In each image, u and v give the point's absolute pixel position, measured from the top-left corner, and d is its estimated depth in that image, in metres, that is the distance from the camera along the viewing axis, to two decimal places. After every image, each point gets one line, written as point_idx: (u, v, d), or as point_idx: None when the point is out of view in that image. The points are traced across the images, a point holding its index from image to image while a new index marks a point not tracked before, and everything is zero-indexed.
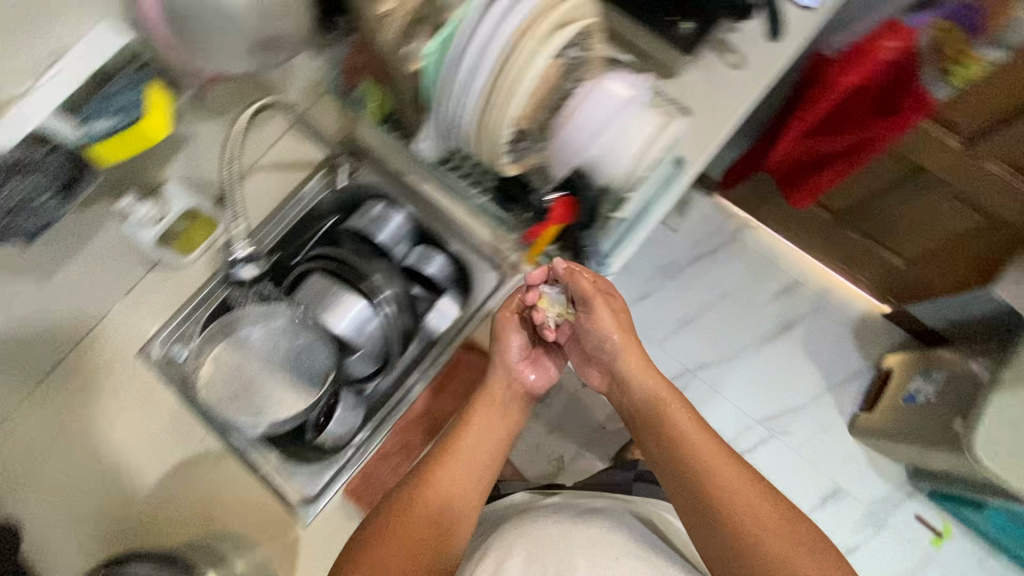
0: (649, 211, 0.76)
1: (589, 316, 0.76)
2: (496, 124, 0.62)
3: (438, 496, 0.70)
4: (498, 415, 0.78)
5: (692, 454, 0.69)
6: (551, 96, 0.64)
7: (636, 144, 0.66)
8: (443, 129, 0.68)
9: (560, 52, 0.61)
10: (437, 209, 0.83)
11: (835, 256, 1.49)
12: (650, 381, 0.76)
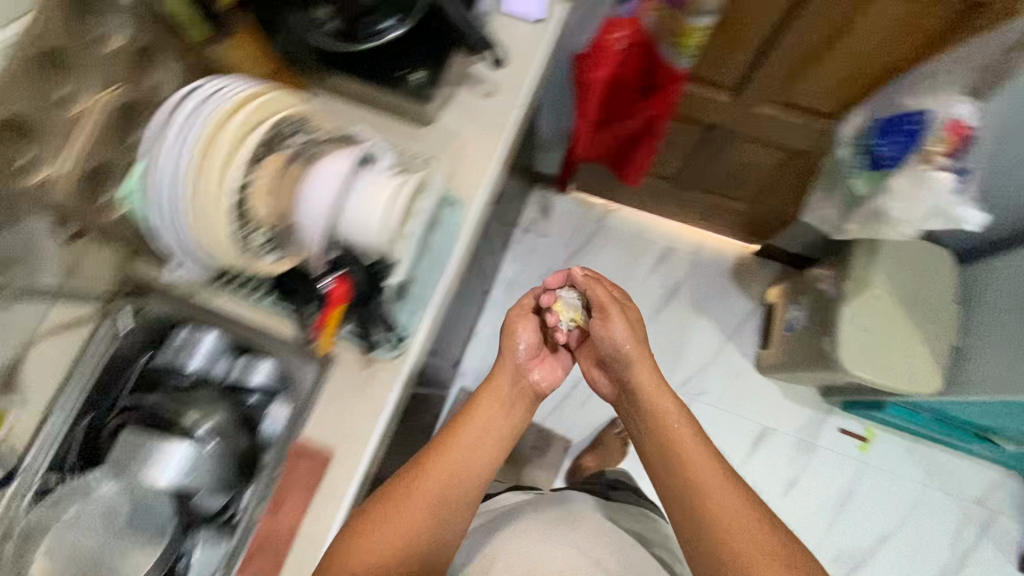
0: (427, 265, 0.78)
1: (608, 326, 0.89)
2: (215, 238, 0.63)
3: (426, 489, 0.78)
4: (499, 405, 0.88)
5: (687, 453, 0.81)
6: (276, 188, 0.64)
7: (375, 210, 0.65)
8: (181, 250, 0.67)
9: (257, 156, 0.64)
10: (236, 320, 0.79)
11: (692, 214, 1.56)
12: (655, 382, 0.88)
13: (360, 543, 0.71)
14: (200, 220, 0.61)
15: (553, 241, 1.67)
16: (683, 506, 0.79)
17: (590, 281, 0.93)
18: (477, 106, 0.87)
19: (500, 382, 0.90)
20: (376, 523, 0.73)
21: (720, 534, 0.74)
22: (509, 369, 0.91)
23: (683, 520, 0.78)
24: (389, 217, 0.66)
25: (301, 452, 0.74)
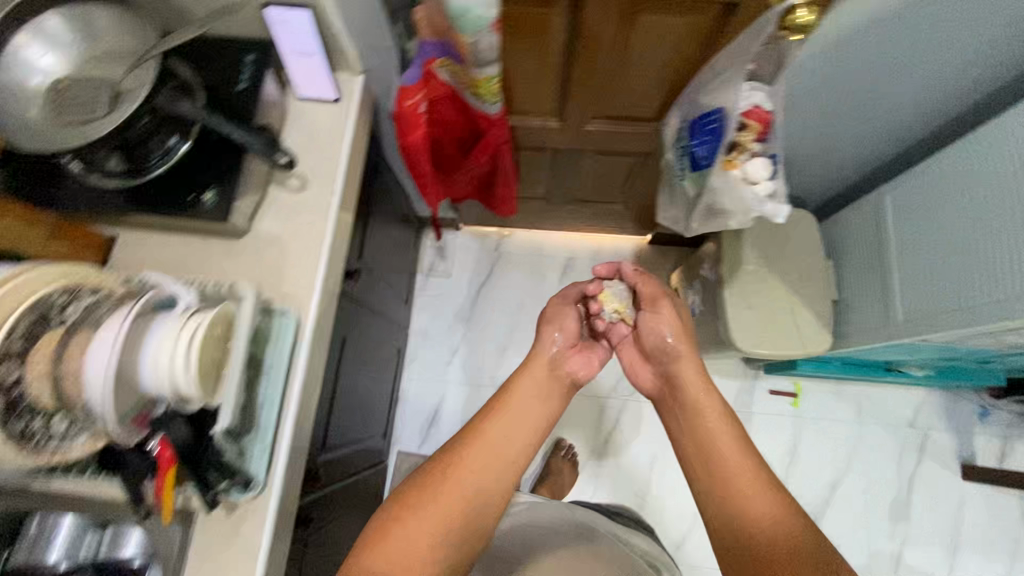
0: (265, 387, 0.74)
1: (656, 315, 0.98)
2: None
3: (461, 480, 0.81)
4: (540, 390, 0.93)
5: (703, 419, 0.88)
6: (55, 370, 0.59)
7: (165, 369, 0.61)
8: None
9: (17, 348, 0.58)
10: (75, 499, 0.72)
11: (580, 222, 1.57)
12: (690, 360, 0.93)
13: (412, 522, 0.75)
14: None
15: (458, 280, 1.65)
16: (707, 483, 0.83)
17: (640, 274, 1.02)
18: (293, 205, 0.83)
19: (536, 369, 0.94)
20: (412, 513, 0.77)
21: (738, 502, 0.78)
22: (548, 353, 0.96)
23: (711, 494, 0.81)
24: (186, 372, 0.62)
25: None
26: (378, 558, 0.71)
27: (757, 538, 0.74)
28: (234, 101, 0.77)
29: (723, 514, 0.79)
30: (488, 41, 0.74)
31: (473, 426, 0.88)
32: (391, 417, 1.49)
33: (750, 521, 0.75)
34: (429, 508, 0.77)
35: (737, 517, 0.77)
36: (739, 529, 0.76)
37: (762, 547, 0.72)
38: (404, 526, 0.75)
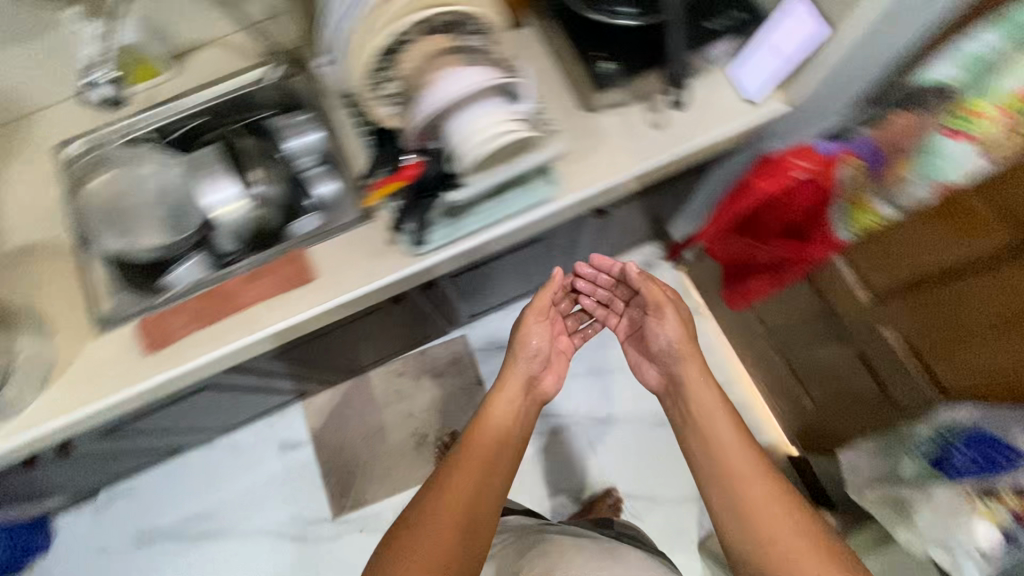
0: (492, 208, 0.81)
1: (657, 322, 0.97)
2: (359, 61, 0.71)
3: (491, 472, 0.84)
4: (514, 405, 0.94)
5: (765, 514, 0.77)
6: (428, 51, 0.71)
7: (468, 135, 0.72)
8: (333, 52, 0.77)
9: (420, 28, 0.71)
10: (336, 135, 0.89)
11: (763, 374, 1.42)
12: (694, 358, 0.94)
13: (449, 494, 0.80)
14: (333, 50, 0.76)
15: None
16: (720, 479, 0.82)
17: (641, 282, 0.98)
18: (640, 130, 0.85)
19: (511, 387, 0.96)
20: (438, 505, 0.79)
21: (732, 469, 0.82)
22: (528, 370, 0.98)
23: (735, 526, 0.78)
24: (478, 154, 0.72)
25: (295, 256, 0.82)
26: (424, 531, 0.76)
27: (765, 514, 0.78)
28: (698, 29, 0.82)
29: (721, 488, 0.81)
30: (922, 189, 0.76)
31: (436, 475, 0.84)
32: (486, 311, 1.57)
33: (754, 491, 0.79)
34: (451, 494, 0.80)
35: (749, 495, 0.79)
36: (743, 504, 0.79)
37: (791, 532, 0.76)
38: (445, 502, 0.79)
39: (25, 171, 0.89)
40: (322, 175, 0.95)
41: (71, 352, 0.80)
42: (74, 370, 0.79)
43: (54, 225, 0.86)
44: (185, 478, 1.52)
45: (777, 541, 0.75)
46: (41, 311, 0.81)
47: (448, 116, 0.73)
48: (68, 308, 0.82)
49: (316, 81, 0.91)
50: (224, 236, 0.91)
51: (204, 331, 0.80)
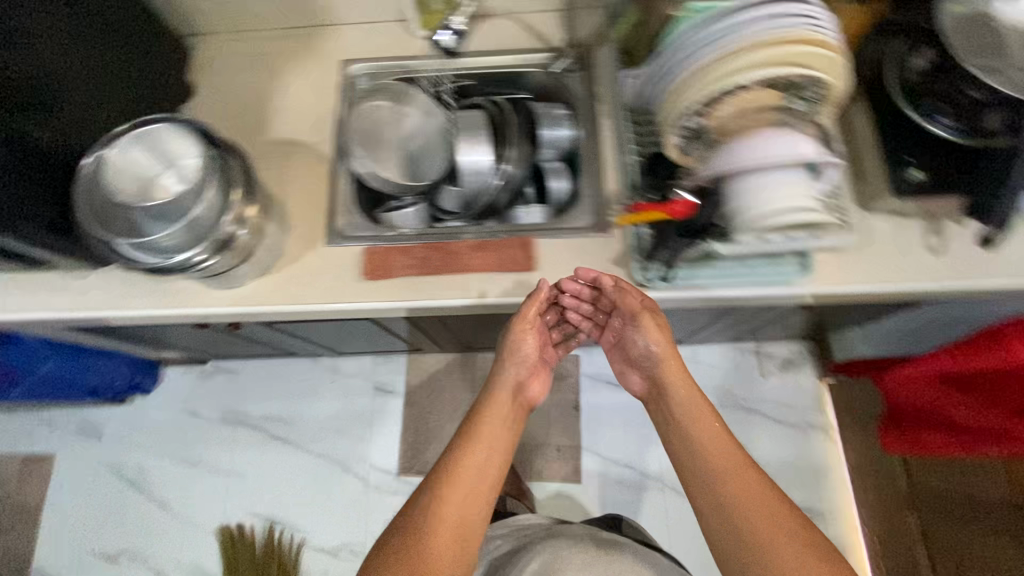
0: (739, 268, 0.77)
1: (671, 369, 0.86)
2: (688, 95, 0.69)
3: (483, 499, 0.79)
4: (503, 418, 0.87)
5: (744, 508, 0.73)
6: (760, 108, 0.69)
7: (769, 202, 0.67)
8: (656, 72, 0.74)
9: (768, 82, 0.66)
10: (597, 142, 0.89)
11: (881, 524, 1.31)
12: (680, 383, 0.85)
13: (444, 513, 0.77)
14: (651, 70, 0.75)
15: (759, 384, 1.52)
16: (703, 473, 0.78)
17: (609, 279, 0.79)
18: (914, 248, 0.79)
19: (498, 403, 0.88)
20: (433, 526, 0.75)
21: (711, 458, 0.78)
22: (518, 375, 0.91)
23: (726, 530, 0.74)
24: (768, 222, 0.68)
25: (524, 244, 0.84)
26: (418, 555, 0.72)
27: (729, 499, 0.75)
28: None
29: (711, 490, 0.77)
30: None
31: (424, 487, 0.80)
32: None
33: (737, 484, 0.75)
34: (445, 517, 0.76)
35: (722, 488, 0.76)
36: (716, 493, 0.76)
37: (744, 513, 0.73)
38: (441, 524, 0.76)
39: (312, 77, 0.95)
40: (556, 171, 0.97)
41: (302, 252, 0.85)
42: (299, 269, 0.84)
43: (321, 133, 0.91)
44: (285, 381, 1.59)
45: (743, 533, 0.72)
46: (289, 206, 0.87)
47: (750, 170, 0.68)
48: (311, 212, 0.87)
49: (598, 86, 0.92)
50: (448, 198, 0.97)
51: (420, 280, 0.83)
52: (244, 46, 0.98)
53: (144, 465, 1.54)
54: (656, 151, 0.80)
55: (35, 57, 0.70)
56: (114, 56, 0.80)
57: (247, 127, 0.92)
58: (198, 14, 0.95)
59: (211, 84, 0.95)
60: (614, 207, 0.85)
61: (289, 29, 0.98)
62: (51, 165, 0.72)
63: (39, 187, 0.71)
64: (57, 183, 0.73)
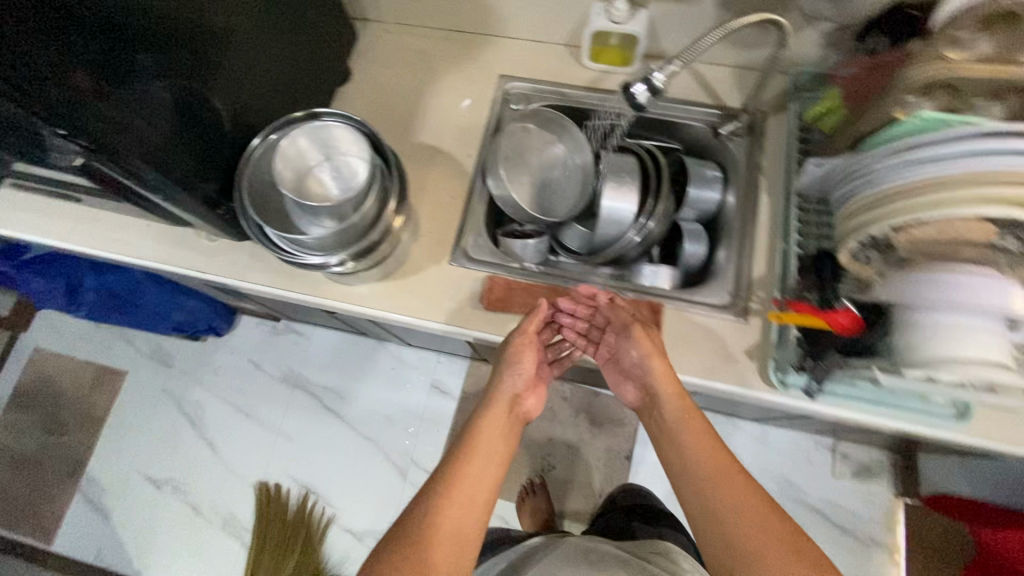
0: (891, 402, 0.70)
1: (662, 380, 0.75)
2: (886, 215, 0.60)
3: (472, 503, 0.70)
4: (501, 429, 0.79)
5: (754, 523, 0.65)
6: None
7: (949, 353, 0.58)
8: (856, 172, 0.66)
9: (989, 225, 0.55)
10: (748, 218, 0.84)
11: None
12: (671, 393, 0.75)
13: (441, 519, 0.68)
14: (845, 166, 0.68)
15: (829, 485, 1.41)
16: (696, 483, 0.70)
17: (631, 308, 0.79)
18: None
19: (495, 414, 0.79)
20: (425, 533, 0.66)
21: (712, 474, 0.70)
22: (518, 388, 0.81)
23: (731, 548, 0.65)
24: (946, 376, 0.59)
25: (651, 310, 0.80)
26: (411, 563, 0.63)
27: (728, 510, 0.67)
28: None
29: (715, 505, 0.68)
30: None
31: (417, 499, 0.71)
32: None
33: (723, 488, 0.68)
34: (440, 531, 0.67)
35: (718, 498, 0.68)
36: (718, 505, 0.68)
37: (736, 519, 0.66)
38: (435, 527, 0.67)
39: (468, 88, 0.93)
40: (693, 232, 0.90)
41: (427, 264, 0.84)
42: (418, 280, 0.83)
43: (466, 147, 0.90)
44: (349, 356, 1.61)
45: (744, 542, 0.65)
46: (422, 215, 0.87)
47: (925, 306, 0.60)
48: (443, 226, 0.86)
49: (763, 157, 0.86)
50: (571, 236, 0.93)
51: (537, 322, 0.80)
52: (406, 40, 0.97)
53: (203, 403, 1.58)
54: (822, 250, 0.74)
55: (241, 37, 0.73)
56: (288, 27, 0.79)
57: (395, 124, 0.91)
58: (371, 2, 0.95)
59: (368, 73, 0.95)
60: (757, 293, 0.79)
61: (453, 32, 0.96)
62: (224, 138, 0.73)
63: (210, 159, 0.72)
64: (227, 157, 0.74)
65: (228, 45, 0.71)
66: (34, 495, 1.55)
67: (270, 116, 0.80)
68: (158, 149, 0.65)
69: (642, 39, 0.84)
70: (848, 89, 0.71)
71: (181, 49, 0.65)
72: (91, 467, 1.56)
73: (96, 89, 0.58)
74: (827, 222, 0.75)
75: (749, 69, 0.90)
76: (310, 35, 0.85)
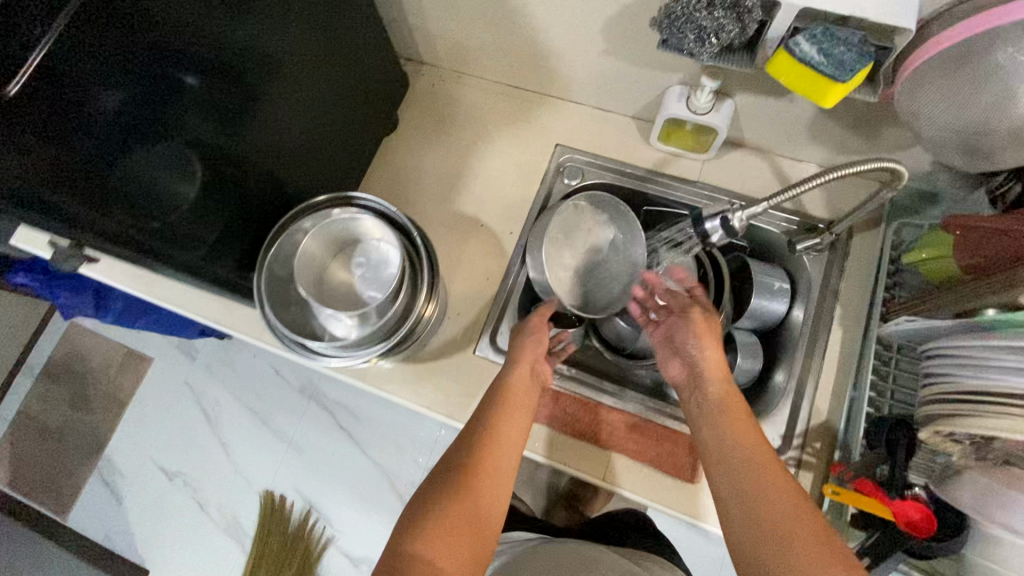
0: None
1: (711, 355, 0.64)
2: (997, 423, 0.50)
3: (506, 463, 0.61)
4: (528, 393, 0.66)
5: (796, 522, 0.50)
6: None
7: None
8: (962, 351, 0.56)
9: None
10: (815, 348, 0.74)
11: None
12: (717, 367, 0.63)
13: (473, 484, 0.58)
14: (950, 339, 0.57)
15: None
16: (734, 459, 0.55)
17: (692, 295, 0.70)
18: None
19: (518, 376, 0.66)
20: (455, 489, 0.57)
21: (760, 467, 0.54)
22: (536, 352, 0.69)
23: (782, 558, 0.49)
24: None
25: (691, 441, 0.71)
26: (440, 523, 0.55)
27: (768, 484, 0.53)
28: None
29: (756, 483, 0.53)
30: None
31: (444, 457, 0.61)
32: None
33: (767, 478, 0.53)
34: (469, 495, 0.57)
35: (756, 476, 0.53)
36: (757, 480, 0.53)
37: (773, 498, 0.51)
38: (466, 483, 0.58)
39: (520, 154, 0.86)
40: (749, 344, 0.79)
41: (451, 351, 0.78)
42: (440, 366, 0.77)
43: (511, 222, 0.84)
44: None
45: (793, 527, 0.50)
46: (454, 292, 0.81)
47: None
48: (473, 309, 0.80)
49: (843, 280, 0.76)
50: (607, 325, 0.86)
51: (560, 438, 0.72)
52: (460, 92, 0.90)
53: (220, 401, 1.59)
54: (899, 417, 0.64)
55: (289, 98, 0.69)
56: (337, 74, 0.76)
57: (440, 188, 0.86)
58: (428, 47, 0.88)
59: (418, 125, 0.89)
60: (813, 443, 0.70)
61: (513, 88, 0.88)
62: (258, 218, 0.70)
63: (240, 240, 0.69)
64: (255, 235, 0.71)
65: (274, 106, 0.67)
66: (57, 466, 1.60)
67: (307, 188, 0.77)
68: (206, 223, 0.64)
69: (721, 134, 0.72)
70: (963, 248, 0.59)
71: (232, 122, 0.63)
72: (110, 448, 1.59)
73: (140, 174, 0.58)
74: (910, 382, 0.66)
75: (841, 174, 0.79)
76: (357, 101, 0.80)
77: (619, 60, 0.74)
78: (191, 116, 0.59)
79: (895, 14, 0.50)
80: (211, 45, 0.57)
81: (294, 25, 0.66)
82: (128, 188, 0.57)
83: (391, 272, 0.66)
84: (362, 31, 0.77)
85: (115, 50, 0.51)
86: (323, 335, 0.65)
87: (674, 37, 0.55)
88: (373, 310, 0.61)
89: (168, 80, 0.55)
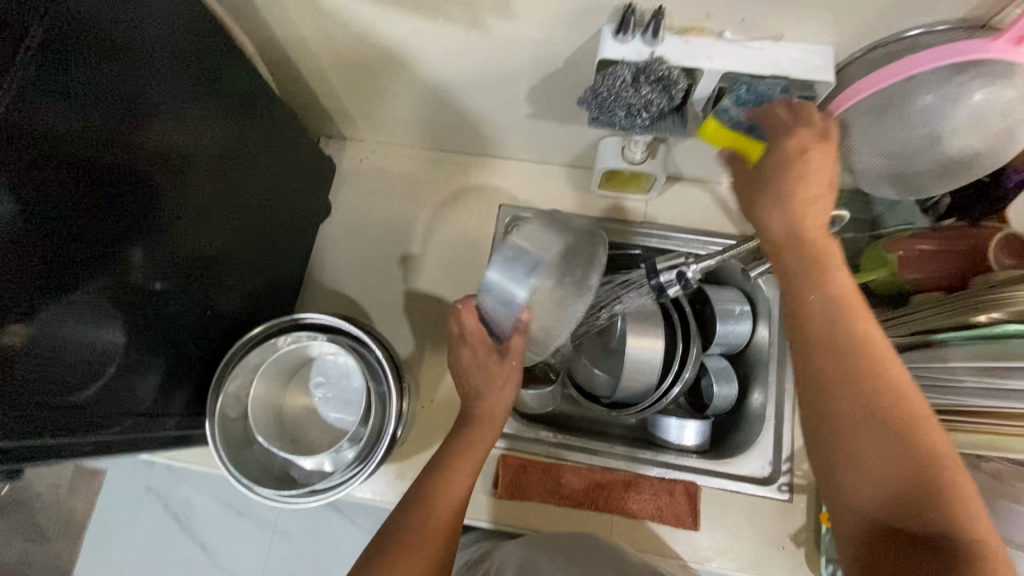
0: None
1: (776, 208, 0.47)
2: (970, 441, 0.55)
3: (451, 516, 0.56)
4: (486, 436, 0.60)
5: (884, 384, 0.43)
6: None
7: None
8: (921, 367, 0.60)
9: None
10: (784, 369, 0.76)
11: None
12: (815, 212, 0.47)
13: (423, 536, 0.53)
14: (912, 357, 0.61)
15: None
16: (829, 365, 0.44)
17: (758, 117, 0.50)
18: None
19: (483, 427, 0.60)
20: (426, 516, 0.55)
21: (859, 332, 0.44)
22: (500, 388, 0.59)
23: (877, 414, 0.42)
24: None
25: (686, 484, 0.72)
26: (412, 550, 0.53)
27: (872, 391, 0.43)
28: None
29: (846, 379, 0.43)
30: None
31: (412, 491, 0.57)
32: None
33: (860, 336, 0.44)
34: (428, 535, 0.54)
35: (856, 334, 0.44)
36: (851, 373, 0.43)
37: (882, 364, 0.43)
38: (436, 509, 0.55)
39: (467, 218, 0.85)
40: (721, 371, 0.80)
41: (431, 441, 0.74)
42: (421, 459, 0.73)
43: (468, 291, 0.81)
44: None
45: (896, 451, 0.41)
46: (424, 377, 0.78)
47: None
48: (447, 391, 0.77)
49: None
50: (582, 368, 0.81)
51: (564, 512, 0.72)
52: (393, 165, 0.88)
53: (192, 499, 1.11)
54: None
55: (211, 198, 0.61)
56: (256, 168, 0.68)
57: (391, 267, 0.83)
58: (350, 123, 0.85)
59: (356, 208, 0.86)
60: (801, 465, 0.72)
61: (443, 153, 0.88)
62: (189, 357, 0.63)
63: (173, 387, 0.62)
64: (195, 376, 0.65)
65: (191, 210, 0.59)
66: None
67: (241, 312, 0.71)
68: (139, 366, 0.56)
69: (662, 177, 0.72)
70: (912, 266, 0.63)
71: (149, 233, 0.54)
72: None
73: (47, 339, 0.46)
74: None
75: None
76: (280, 203, 0.74)
77: (550, 120, 0.73)
78: (110, 240, 0.50)
79: (811, 69, 0.51)
80: (119, 154, 0.49)
81: (206, 117, 0.58)
82: (39, 348, 0.45)
83: (354, 385, 0.67)
84: (283, 125, 0.72)
85: (20, 176, 0.41)
86: (294, 473, 0.62)
87: (608, 117, 0.55)
88: (347, 439, 0.59)
89: (81, 205, 0.46)
